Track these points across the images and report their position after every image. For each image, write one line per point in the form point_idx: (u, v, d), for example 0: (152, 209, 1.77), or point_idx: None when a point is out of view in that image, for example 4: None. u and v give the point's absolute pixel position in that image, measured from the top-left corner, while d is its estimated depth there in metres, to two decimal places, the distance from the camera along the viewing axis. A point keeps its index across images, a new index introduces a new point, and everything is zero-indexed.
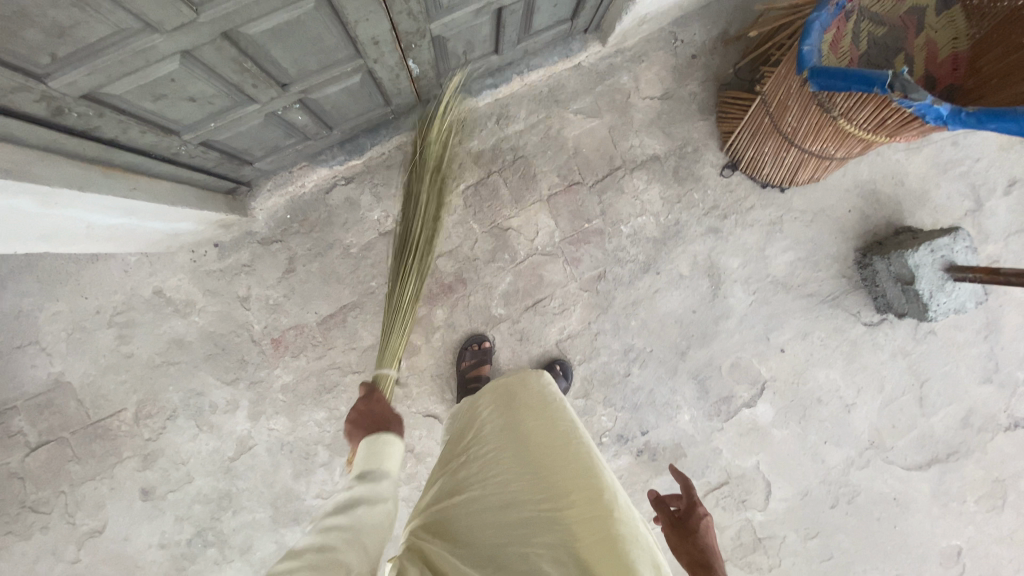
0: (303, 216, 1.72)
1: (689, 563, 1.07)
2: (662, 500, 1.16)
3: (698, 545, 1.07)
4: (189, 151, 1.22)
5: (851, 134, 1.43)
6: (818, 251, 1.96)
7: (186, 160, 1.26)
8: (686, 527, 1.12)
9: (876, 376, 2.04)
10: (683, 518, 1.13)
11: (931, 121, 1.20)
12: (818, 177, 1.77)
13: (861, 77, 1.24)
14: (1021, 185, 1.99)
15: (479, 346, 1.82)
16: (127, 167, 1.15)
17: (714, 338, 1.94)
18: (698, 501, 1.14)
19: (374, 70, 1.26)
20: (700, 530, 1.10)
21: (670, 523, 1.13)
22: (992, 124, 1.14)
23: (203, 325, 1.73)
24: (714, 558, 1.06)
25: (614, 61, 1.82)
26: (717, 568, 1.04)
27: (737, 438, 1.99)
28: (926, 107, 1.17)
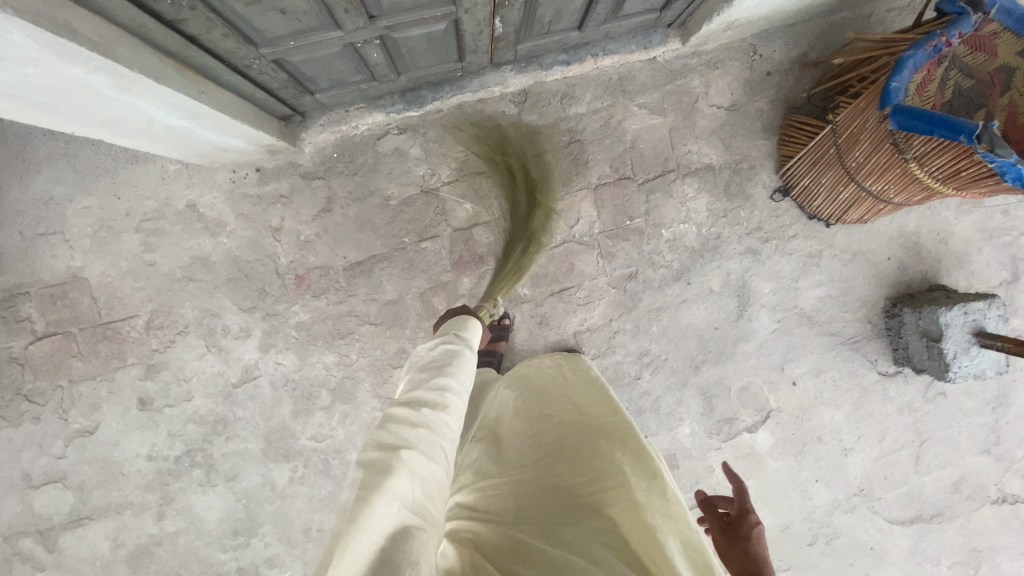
0: (349, 158, 1.70)
1: (738, 571, 0.92)
2: (712, 504, 1.04)
3: (748, 552, 0.92)
4: (261, 67, 1.20)
5: (919, 181, 1.42)
6: (850, 292, 1.95)
7: (255, 76, 1.24)
8: (736, 532, 0.97)
9: (880, 427, 2.04)
10: (734, 524, 0.99)
11: (1008, 181, 1.20)
12: (868, 218, 1.76)
13: (949, 125, 1.21)
14: None
15: (501, 320, 1.80)
16: (200, 69, 1.13)
17: (730, 358, 1.94)
18: (752, 508, 0.98)
19: (461, 20, 1.23)
20: (751, 539, 0.95)
21: (720, 529, 1.00)
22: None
23: (230, 247, 1.71)
24: (766, 569, 0.90)
25: (689, 62, 1.79)
26: None
27: (731, 461, 2.00)
28: (1008, 165, 1.16)
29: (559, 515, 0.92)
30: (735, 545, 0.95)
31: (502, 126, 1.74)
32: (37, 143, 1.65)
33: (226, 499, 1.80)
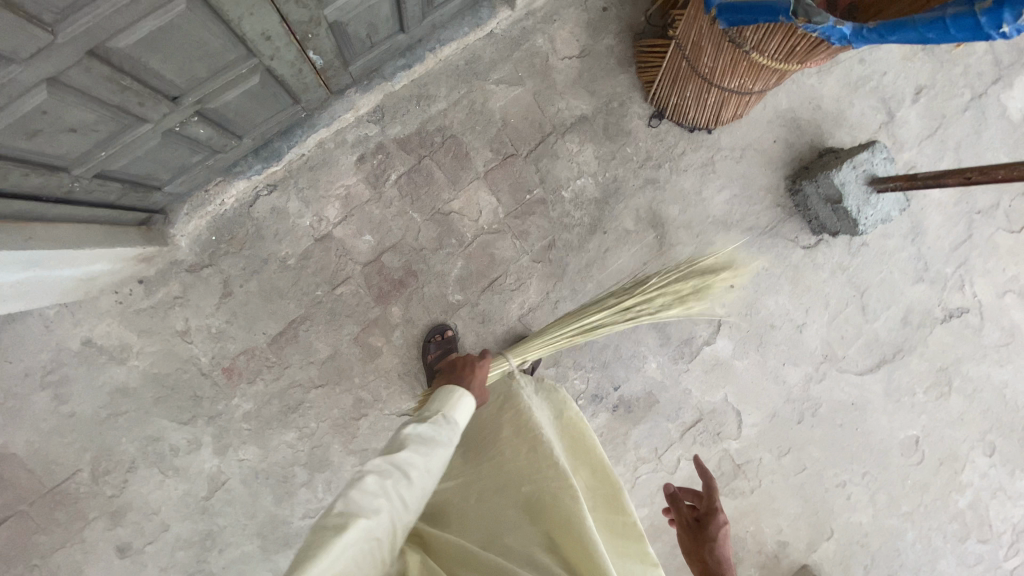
0: (230, 235, 1.62)
1: (701, 570, 1.10)
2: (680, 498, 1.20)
3: (710, 554, 1.09)
4: (85, 186, 1.12)
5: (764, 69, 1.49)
6: (752, 184, 2.03)
7: (83, 197, 1.15)
8: (703, 531, 1.13)
9: (822, 295, 2.15)
10: (702, 522, 1.15)
11: (836, 43, 1.22)
12: (740, 113, 1.82)
13: (766, 13, 1.26)
14: (927, 93, 2.11)
15: (444, 334, 1.78)
16: (18, 216, 1.07)
17: (668, 285, 1.99)
18: (718, 509, 1.13)
19: (273, 68, 1.17)
20: (716, 540, 1.11)
21: (688, 524, 1.16)
22: (914, 26, 1.14)
23: (145, 368, 1.62)
24: (727, 570, 1.07)
25: (527, 24, 1.77)
26: None
27: (704, 376, 2.07)
28: (830, 29, 1.19)
29: (512, 527, 0.99)
30: (699, 543, 1.13)
31: (371, 148, 1.69)
32: None
33: None
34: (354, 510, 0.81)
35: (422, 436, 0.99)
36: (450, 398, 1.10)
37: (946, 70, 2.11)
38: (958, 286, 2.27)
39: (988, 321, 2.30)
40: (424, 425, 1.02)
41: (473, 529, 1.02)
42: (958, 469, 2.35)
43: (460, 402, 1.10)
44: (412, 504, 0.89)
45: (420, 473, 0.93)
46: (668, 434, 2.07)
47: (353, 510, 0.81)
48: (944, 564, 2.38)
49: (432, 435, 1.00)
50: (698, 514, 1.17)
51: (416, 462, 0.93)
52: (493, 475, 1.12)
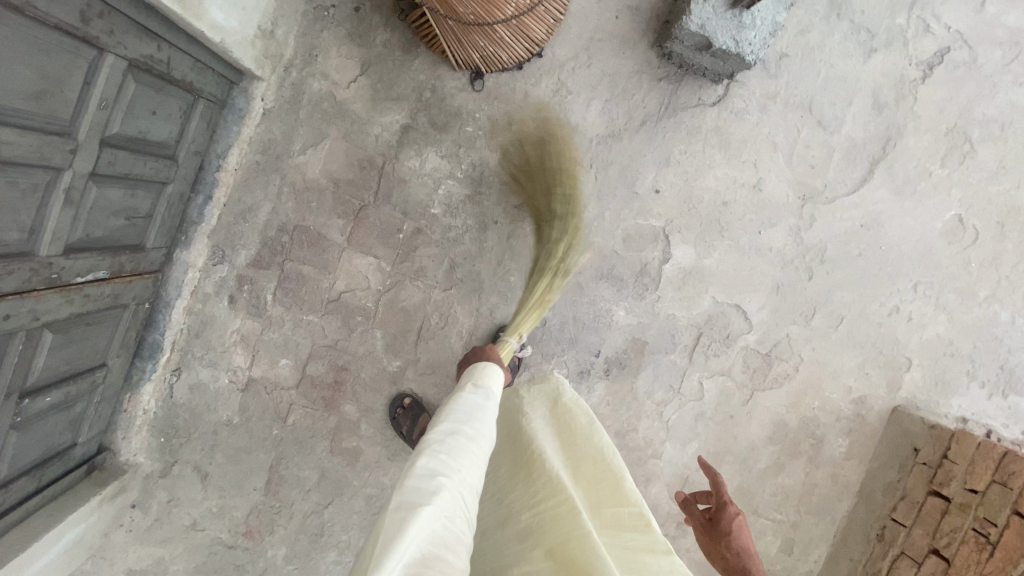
0: (173, 428, 1.69)
1: (724, 567, 1.08)
2: (692, 502, 1.18)
3: (730, 549, 1.07)
4: None
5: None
6: (619, 78, 1.75)
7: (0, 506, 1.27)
8: (717, 528, 1.12)
9: (766, 139, 1.84)
10: (715, 520, 1.13)
11: None
12: (554, 24, 1.57)
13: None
14: None
15: (405, 403, 1.72)
16: None
17: (590, 231, 1.81)
18: (729, 501, 1.12)
19: (51, 317, 1.16)
20: (732, 534, 1.08)
21: (705, 526, 1.14)
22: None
23: (183, 567, 1.75)
24: (748, 561, 1.05)
25: (293, 77, 1.61)
26: (753, 571, 1.04)
27: (680, 292, 1.87)
28: None
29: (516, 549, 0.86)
30: (717, 539, 1.10)
31: (234, 286, 1.66)
32: None
33: None
34: (421, 492, 0.71)
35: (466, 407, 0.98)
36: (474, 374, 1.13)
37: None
38: (922, 31, 1.84)
39: (978, 47, 1.86)
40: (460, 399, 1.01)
41: (477, 567, 0.88)
42: None
43: (487, 375, 1.12)
44: (472, 471, 0.84)
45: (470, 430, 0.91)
46: (676, 366, 1.91)
47: (417, 488, 0.72)
48: None
49: (474, 406, 1.00)
50: (711, 513, 1.15)
51: (469, 423, 0.93)
52: (496, 501, 1.00)
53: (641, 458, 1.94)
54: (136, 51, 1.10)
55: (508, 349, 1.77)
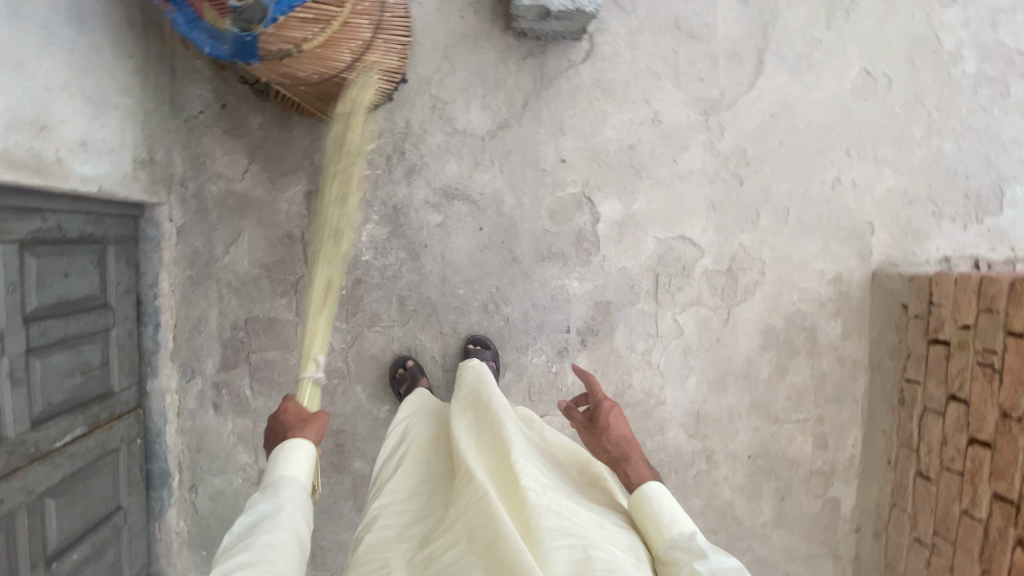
0: (209, 539, 1.79)
1: (607, 456, 1.30)
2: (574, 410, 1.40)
3: (610, 437, 1.30)
4: None
5: (314, 30, 1.24)
6: (486, 70, 1.78)
7: None
8: (597, 425, 1.34)
9: (647, 72, 1.85)
10: (593, 418, 1.36)
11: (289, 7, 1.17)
12: (401, 44, 1.59)
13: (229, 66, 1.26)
14: None
15: (409, 367, 1.78)
16: None
17: (515, 220, 1.84)
18: (603, 399, 1.37)
19: (47, 485, 1.28)
20: (608, 425, 1.32)
21: (587, 426, 1.37)
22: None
23: None
24: (624, 445, 1.28)
25: (191, 188, 1.68)
26: (629, 448, 1.28)
27: (623, 244, 1.90)
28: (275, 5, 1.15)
29: (434, 539, 0.94)
30: (598, 435, 1.34)
31: (213, 393, 1.75)
32: None
33: None
34: None
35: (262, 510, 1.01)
36: (276, 463, 1.12)
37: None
38: None
39: None
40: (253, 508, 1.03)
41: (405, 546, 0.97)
42: (932, 50, 1.94)
43: (288, 458, 1.12)
44: (280, 570, 0.90)
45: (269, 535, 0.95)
46: (647, 313, 1.94)
47: None
48: (1009, 131, 1.99)
49: (266, 510, 1.01)
50: (590, 416, 1.38)
51: (262, 529, 0.97)
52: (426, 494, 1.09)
53: (646, 409, 1.97)
54: (21, 228, 1.18)
55: (483, 356, 1.81)
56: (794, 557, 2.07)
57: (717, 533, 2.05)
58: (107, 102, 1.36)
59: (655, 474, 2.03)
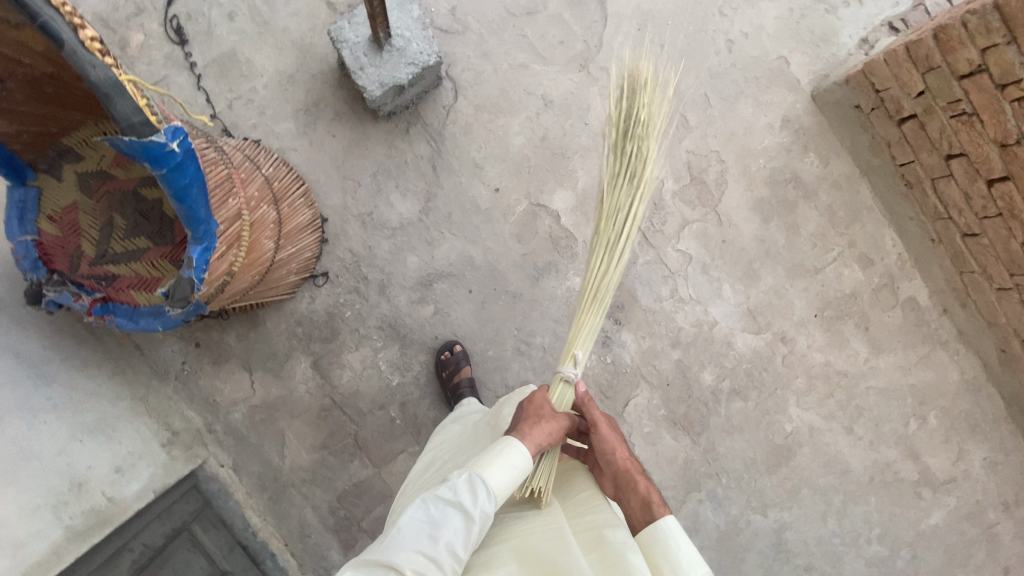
0: None
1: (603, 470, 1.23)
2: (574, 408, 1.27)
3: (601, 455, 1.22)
4: None
5: (232, 254, 1.21)
6: (385, 162, 1.79)
7: None
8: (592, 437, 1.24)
9: (513, 69, 1.86)
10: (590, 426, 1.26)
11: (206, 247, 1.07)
12: (300, 195, 1.60)
13: (184, 324, 1.25)
14: None
15: (454, 352, 1.76)
16: None
17: (495, 263, 1.85)
18: (592, 416, 1.24)
19: None
20: (598, 443, 1.23)
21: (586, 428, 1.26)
22: (185, 182, 0.96)
23: None
24: (622, 467, 1.20)
25: (219, 428, 1.72)
26: (633, 477, 1.18)
27: (593, 220, 1.92)
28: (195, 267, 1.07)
29: None
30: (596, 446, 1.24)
31: None
32: None
33: None
34: None
35: (441, 503, 1.00)
36: (489, 458, 1.05)
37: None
38: None
39: None
40: (449, 490, 1.01)
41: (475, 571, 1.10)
42: None
43: (493, 457, 1.05)
44: None
45: (419, 547, 0.96)
46: (652, 262, 1.97)
47: None
48: None
49: (444, 510, 1.00)
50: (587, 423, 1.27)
51: (421, 541, 0.97)
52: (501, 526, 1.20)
53: (706, 337, 2.01)
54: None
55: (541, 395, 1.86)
56: (911, 369, 2.09)
57: (834, 393, 2.08)
58: (111, 421, 1.43)
59: (753, 383, 2.05)
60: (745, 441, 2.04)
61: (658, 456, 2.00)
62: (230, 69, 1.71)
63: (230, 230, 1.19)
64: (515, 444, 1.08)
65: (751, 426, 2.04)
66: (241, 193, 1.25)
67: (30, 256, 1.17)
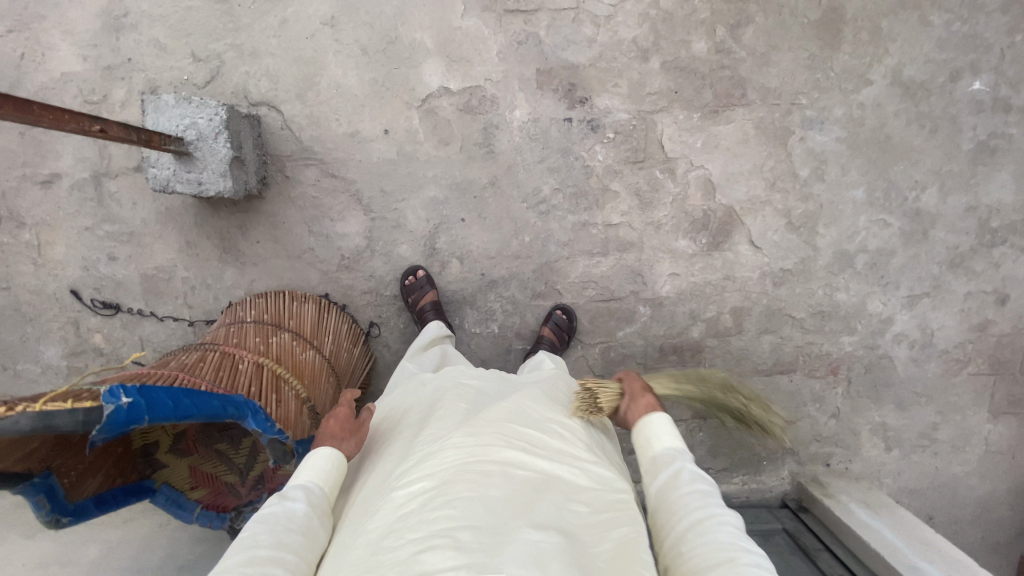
0: (755, 456, 1.97)
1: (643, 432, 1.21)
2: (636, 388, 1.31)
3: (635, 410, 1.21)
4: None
5: (288, 390, 1.32)
6: (304, 213, 1.75)
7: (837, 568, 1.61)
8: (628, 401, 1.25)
9: (280, 36, 1.65)
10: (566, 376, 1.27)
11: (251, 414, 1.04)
12: (288, 300, 1.67)
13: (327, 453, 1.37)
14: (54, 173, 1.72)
15: (419, 277, 1.76)
16: None
17: (452, 179, 1.75)
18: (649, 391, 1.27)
19: None
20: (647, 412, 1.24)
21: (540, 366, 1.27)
22: (170, 404, 0.91)
23: (874, 409, 1.95)
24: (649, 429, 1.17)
25: None
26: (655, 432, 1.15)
27: (473, 56, 1.69)
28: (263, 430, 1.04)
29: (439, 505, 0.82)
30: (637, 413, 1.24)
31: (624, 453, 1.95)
32: (976, 517, 2.04)
33: (987, 182, 1.81)
34: None
35: (276, 512, 0.93)
36: (300, 471, 1.03)
37: (12, 184, 1.73)
38: None
39: None
40: (280, 505, 0.95)
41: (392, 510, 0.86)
42: None
43: (312, 466, 1.04)
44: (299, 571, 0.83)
45: (259, 540, 0.87)
46: (552, 22, 1.68)
47: None
48: None
49: (288, 508, 0.94)
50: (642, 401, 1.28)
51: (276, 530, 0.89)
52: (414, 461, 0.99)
53: (663, 17, 1.68)
54: None
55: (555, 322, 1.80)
56: None
57: None
58: None
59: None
60: (790, 50, 1.71)
61: (732, 151, 1.76)
62: (159, 286, 1.78)
63: (267, 378, 1.30)
64: (332, 453, 1.07)
65: (782, 33, 1.71)
66: (245, 352, 1.34)
67: (212, 514, 1.37)
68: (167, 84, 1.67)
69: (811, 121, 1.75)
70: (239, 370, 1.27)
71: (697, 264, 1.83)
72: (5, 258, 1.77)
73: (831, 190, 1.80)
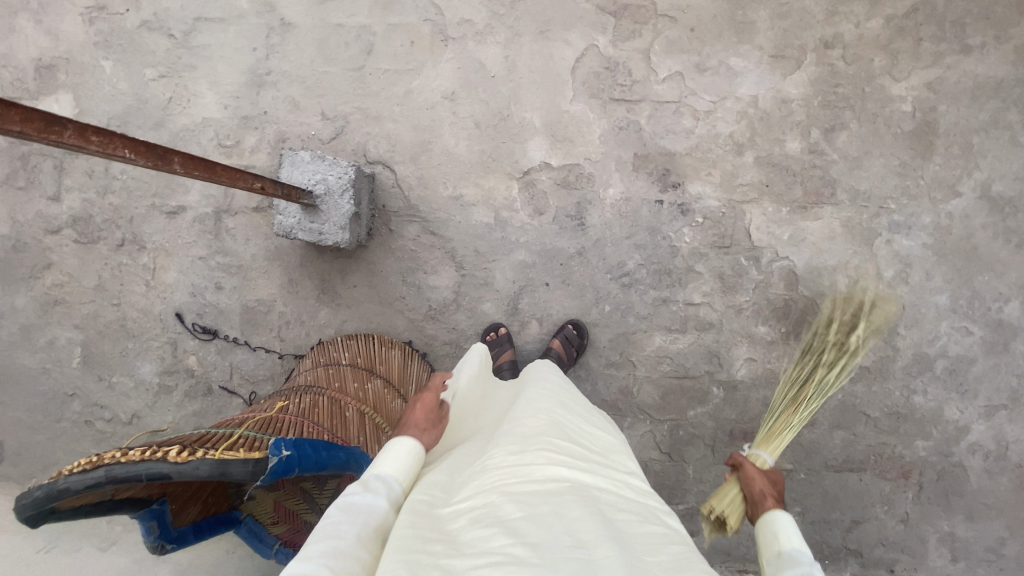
0: (817, 552, 1.92)
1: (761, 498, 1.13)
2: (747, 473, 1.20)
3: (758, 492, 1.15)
4: None
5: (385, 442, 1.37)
6: (400, 265, 1.85)
7: None
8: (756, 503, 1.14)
9: (403, 104, 1.81)
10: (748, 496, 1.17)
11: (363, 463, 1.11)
12: (379, 345, 1.74)
13: None
14: (181, 205, 1.88)
15: (500, 334, 1.83)
16: None
17: (543, 247, 1.84)
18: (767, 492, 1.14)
19: None
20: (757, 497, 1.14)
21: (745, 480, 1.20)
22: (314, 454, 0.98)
23: (946, 519, 1.89)
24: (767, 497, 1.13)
25: None
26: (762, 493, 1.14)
27: (575, 137, 1.81)
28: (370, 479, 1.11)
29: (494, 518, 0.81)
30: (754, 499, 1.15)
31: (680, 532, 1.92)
32: None
33: None
34: None
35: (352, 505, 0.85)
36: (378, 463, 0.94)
37: (141, 211, 1.89)
38: None
39: None
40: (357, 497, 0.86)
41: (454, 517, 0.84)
42: None
43: (391, 456, 0.94)
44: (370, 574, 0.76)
45: (342, 531, 0.80)
46: (654, 112, 1.80)
47: None
48: None
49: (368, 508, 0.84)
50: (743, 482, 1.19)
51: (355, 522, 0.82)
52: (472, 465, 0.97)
53: (760, 116, 1.78)
54: None
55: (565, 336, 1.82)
56: None
57: (921, 36, 1.75)
58: None
59: (842, 103, 1.77)
60: (880, 157, 1.78)
61: (817, 246, 1.81)
62: (256, 318, 1.89)
63: (368, 429, 1.35)
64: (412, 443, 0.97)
65: (875, 141, 1.78)
66: (349, 399, 1.41)
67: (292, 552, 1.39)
68: (296, 137, 1.83)
69: (897, 224, 1.80)
70: (345, 419, 1.32)
71: (774, 351, 1.85)
72: (122, 276, 1.91)
73: (913, 293, 1.82)
